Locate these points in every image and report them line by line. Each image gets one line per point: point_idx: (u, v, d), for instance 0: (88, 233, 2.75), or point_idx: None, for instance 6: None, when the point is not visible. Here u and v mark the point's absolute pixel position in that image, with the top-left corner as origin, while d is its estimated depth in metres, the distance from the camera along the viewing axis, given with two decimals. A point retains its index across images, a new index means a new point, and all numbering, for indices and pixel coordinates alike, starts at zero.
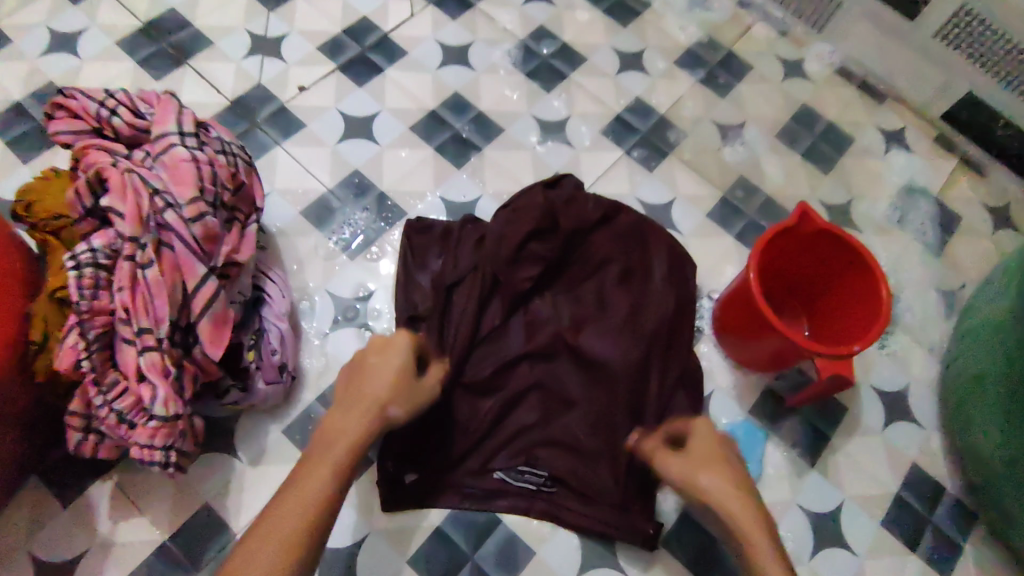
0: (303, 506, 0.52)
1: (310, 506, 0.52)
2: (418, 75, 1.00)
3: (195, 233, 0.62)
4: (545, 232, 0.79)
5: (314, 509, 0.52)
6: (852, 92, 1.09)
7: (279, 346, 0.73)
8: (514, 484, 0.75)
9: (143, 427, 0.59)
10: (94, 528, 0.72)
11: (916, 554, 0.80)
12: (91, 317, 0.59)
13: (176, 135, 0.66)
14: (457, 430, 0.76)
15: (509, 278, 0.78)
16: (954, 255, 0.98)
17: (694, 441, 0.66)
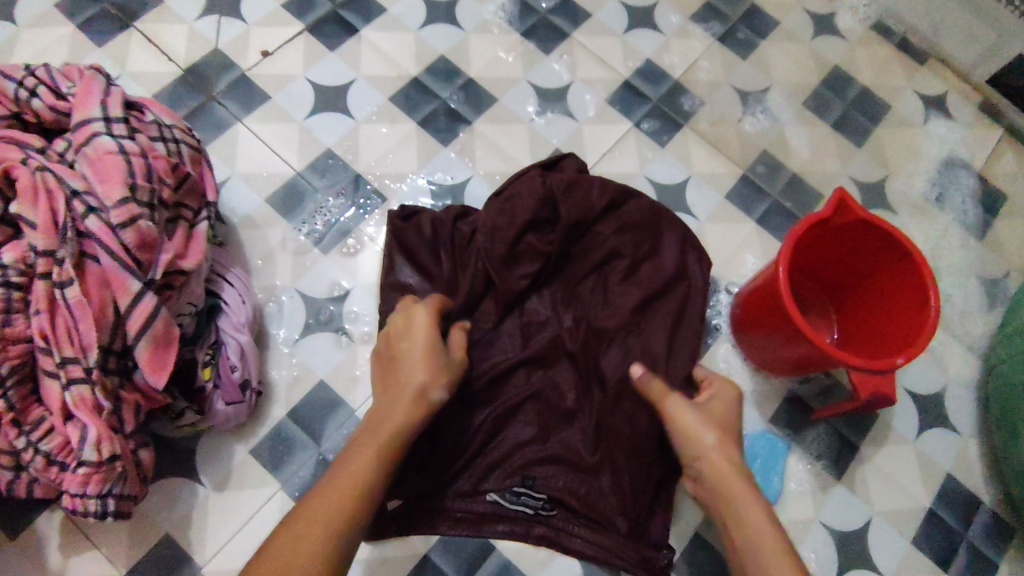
0: (346, 495, 0.48)
1: (347, 494, 0.48)
2: (398, 36, 0.88)
3: (126, 242, 0.52)
4: (543, 223, 0.69)
5: (351, 498, 0.48)
6: (890, 51, 0.96)
7: (239, 362, 0.64)
8: (510, 508, 0.65)
9: (73, 473, 0.51)
10: (42, 563, 0.64)
11: (950, 574, 0.73)
12: (4, 347, 0.50)
13: (100, 121, 0.55)
14: (446, 448, 0.66)
15: (504, 277, 0.68)
16: (999, 239, 0.87)
17: (700, 430, 0.56)
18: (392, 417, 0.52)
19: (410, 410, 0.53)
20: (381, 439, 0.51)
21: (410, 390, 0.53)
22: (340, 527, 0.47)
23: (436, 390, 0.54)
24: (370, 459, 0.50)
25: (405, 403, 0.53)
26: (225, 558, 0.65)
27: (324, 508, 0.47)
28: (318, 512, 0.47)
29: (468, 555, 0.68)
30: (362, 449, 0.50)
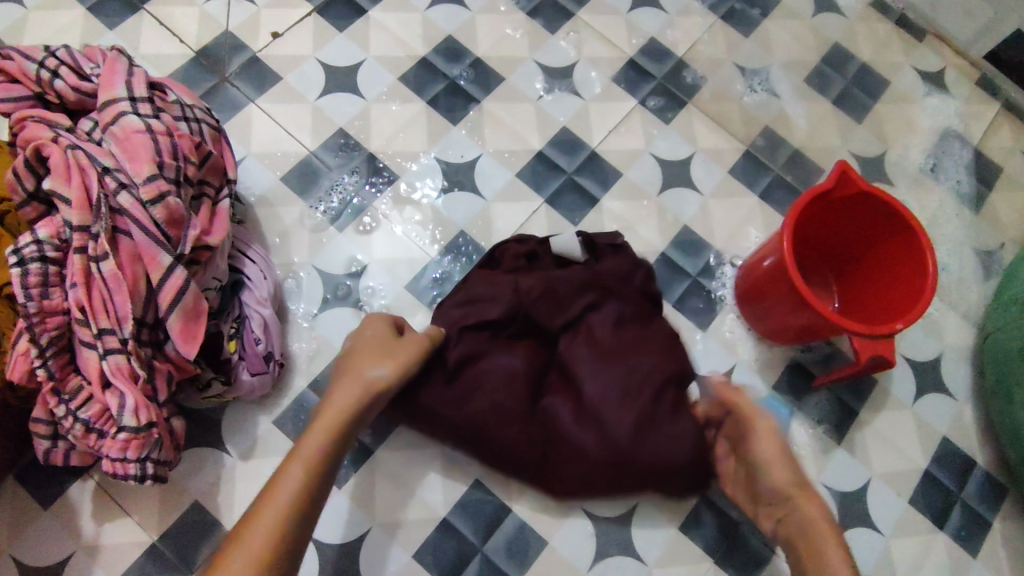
0: (296, 491, 0.46)
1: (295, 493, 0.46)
2: (405, 16, 0.89)
3: (156, 217, 0.54)
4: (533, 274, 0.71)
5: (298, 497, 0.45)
6: (889, 28, 0.98)
7: (263, 334, 0.66)
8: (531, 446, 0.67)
9: (112, 440, 0.53)
10: (77, 528, 0.66)
11: (945, 532, 0.76)
12: (42, 319, 0.51)
13: (126, 101, 0.57)
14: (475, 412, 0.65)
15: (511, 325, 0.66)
16: (995, 211, 0.90)
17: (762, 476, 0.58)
18: (336, 406, 0.51)
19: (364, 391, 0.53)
20: (324, 431, 0.50)
21: (358, 379, 0.54)
22: (288, 519, 0.44)
23: (377, 370, 0.55)
24: (311, 454, 0.48)
25: (353, 396, 0.53)
26: None
27: (271, 503, 0.45)
28: (265, 508, 0.44)
29: (485, 518, 0.70)
30: (305, 446, 0.48)
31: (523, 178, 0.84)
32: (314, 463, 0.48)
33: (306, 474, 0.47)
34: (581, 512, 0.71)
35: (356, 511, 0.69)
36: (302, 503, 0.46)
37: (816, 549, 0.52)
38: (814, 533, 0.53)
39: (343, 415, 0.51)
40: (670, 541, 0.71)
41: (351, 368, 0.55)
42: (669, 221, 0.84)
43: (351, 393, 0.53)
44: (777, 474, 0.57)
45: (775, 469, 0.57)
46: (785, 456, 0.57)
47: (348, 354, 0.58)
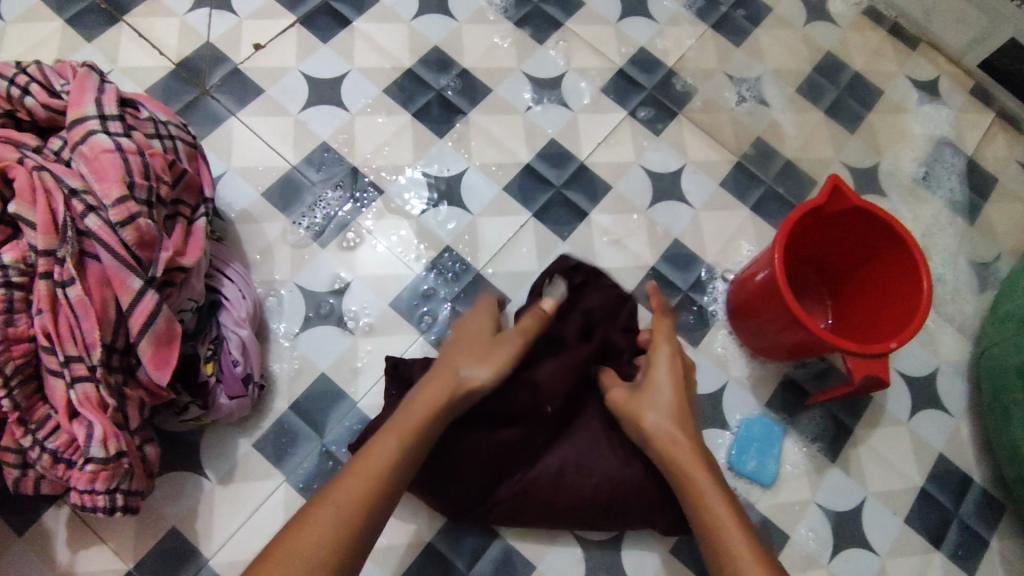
0: (372, 476, 0.50)
1: (367, 480, 0.49)
2: (390, 27, 0.88)
3: (125, 240, 0.53)
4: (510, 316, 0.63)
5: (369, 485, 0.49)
6: (882, 37, 0.96)
7: (241, 356, 0.64)
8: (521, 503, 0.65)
9: (80, 471, 0.51)
10: (52, 556, 0.64)
11: (942, 552, 0.75)
12: (7, 347, 0.50)
13: (96, 120, 0.55)
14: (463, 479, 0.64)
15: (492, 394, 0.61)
16: (990, 223, 0.88)
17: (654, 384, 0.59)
18: (418, 409, 0.53)
19: (446, 396, 0.55)
20: (408, 431, 0.52)
21: (447, 379, 0.55)
22: (357, 513, 0.48)
23: (470, 371, 0.56)
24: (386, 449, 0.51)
25: (437, 393, 0.55)
26: (232, 550, 0.66)
27: (344, 491, 0.48)
28: (339, 490, 0.49)
29: (471, 542, 0.69)
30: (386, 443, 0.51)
31: (511, 191, 0.82)
32: (397, 458, 0.51)
33: (385, 467, 0.50)
34: (570, 535, 0.70)
35: None
36: (376, 494, 0.49)
37: (694, 489, 0.53)
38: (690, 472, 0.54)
39: (422, 420, 0.53)
40: (662, 564, 0.70)
41: (445, 363, 0.57)
42: (659, 235, 0.83)
43: (433, 395, 0.54)
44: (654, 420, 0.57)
45: (648, 414, 0.57)
46: (664, 404, 0.57)
47: (460, 340, 0.59)
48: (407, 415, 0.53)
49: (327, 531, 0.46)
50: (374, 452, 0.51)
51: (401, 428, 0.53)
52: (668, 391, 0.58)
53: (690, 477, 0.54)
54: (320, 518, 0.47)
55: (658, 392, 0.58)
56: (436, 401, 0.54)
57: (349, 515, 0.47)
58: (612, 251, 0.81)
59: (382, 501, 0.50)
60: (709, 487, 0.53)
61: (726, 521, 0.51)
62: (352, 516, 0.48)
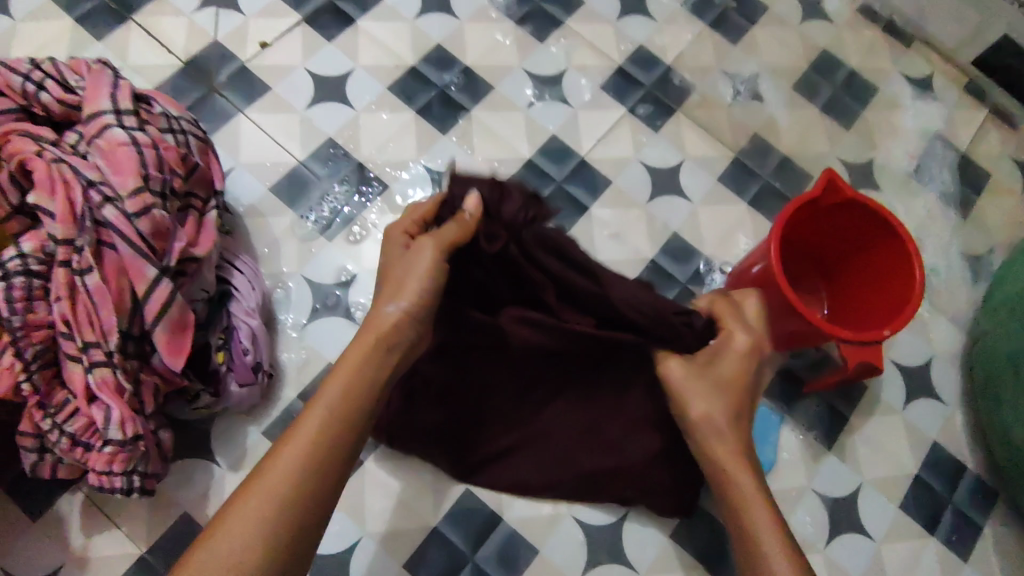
0: (309, 442, 0.46)
1: (288, 480, 0.45)
2: (394, 25, 0.89)
3: (140, 230, 0.54)
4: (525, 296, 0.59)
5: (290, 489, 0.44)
6: (877, 35, 0.98)
7: (251, 345, 0.66)
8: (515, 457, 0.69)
9: (98, 453, 0.53)
10: (66, 541, 0.66)
11: (937, 537, 0.77)
12: (27, 333, 0.51)
13: (111, 114, 0.57)
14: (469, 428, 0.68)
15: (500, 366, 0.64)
16: (982, 216, 0.90)
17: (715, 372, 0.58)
18: (345, 372, 0.50)
19: (377, 342, 0.52)
20: (336, 395, 0.49)
21: (376, 327, 0.52)
22: (291, 497, 0.44)
23: (393, 307, 0.53)
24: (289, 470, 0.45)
25: (361, 346, 0.51)
26: None
27: (274, 478, 0.45)
28: (278, 462, 0.45)
29: (475, 527, 0.70)
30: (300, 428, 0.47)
31: None
32: (328, 420, 0.48)
33: (320, 431, 0.47)
34: (572, 520, 0.71)
35: (346, 521, 0.69)
36: (321, 457, 0.46)
37: (743, 498, 0.53)
38: (730, 474, 0.55)
39: (344, 386, 0.49)
40: (661, 548, 0.71)
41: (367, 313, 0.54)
42: (658, 228, 0.84)
43: (362, 346, 0.51)
44: (710, 409, 0.57)
45: (699, 403, 0.57)
46: (720, 387, 0.57)
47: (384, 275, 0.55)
48: (330, 385, 0.49)
49: (274, 497, 0.44)
50: (300, 425, 0.47)
51: (331, 395, 0.49)
52: (723, 383, 0.58)
53: (731, 478, 0.54)
54: (263, 488, 0.44)
55: (711, 392, 0.57)
56: (370, 350, 0.51)
57: (293, 480, 0.45)
58: (612, 244, 0.83)
59: (325, 464, 0.46)
60: (749, 490, 0.53)
61: (756, 506, 0.52)
62: (297, 485, 0.45)
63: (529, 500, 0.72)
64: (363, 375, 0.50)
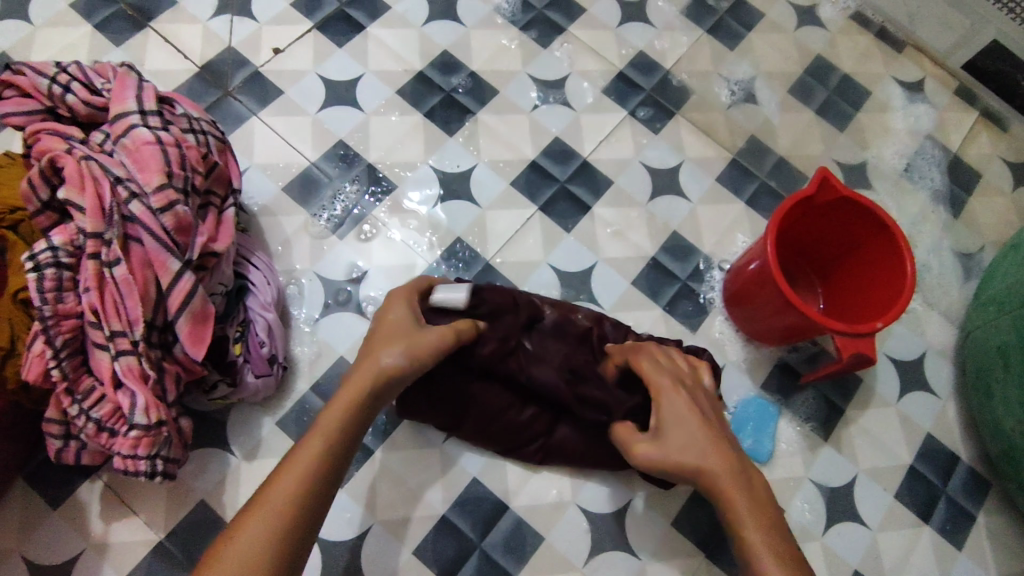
0: (298, 480, 0.48)
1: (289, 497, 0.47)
2: (402, 32, 0.92)
3: (165, 224, 0.57)
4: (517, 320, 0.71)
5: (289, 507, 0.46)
6: (870, 41, 1.01)
7: (267, 337, 0.68)
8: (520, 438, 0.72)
9: (124, 437, 0.55)
10: (86, 529, 0.68)
11: (931, 526, 0.79)
12: (57, 322, 0.54)
13: (137, 114, 0.60)
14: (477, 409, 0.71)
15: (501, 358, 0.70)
16: (973, 215, 0.93)
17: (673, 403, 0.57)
18: (325, 426, 0.51)
19: (377, 381, 0.53)
20: (320, 436, 0.50)
21: (370, 369, 0.54)
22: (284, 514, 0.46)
23: (391, 357, 0.55)
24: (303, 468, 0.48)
25: (353, 388, 0.53)
26: None
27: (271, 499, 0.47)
28: (273, 490, 0.47)
29: (483, 515, 0.72)
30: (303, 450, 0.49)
31: (518, 187, 0.86)
32: (317, 461, 0.49)
33: (311, 463, 0.49)
34: (576, 508, 0.74)
35: (358, 509, 0.71)
36: (306, 496, 0.47)
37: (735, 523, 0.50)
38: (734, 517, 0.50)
39: (336, 424, 0.51)
40: (663, 536, 0.74)
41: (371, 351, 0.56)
42: (659, 227, 0.87)
43: (363, 380, 0.53)
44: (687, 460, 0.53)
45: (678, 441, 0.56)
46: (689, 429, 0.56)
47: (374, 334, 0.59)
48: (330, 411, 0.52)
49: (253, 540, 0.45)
50: (298, 451, 0.49)
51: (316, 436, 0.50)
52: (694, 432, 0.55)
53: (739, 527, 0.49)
54: (247, 529, 0.45)
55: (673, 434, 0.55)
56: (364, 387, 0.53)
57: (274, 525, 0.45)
58: (614, 243, 0.85)
59: (312, 504, 0.48)
60: (758, 537, 0.48)
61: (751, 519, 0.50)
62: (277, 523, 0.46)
63: (535, 488, 0.74)
64: (348, 418, 0.51)
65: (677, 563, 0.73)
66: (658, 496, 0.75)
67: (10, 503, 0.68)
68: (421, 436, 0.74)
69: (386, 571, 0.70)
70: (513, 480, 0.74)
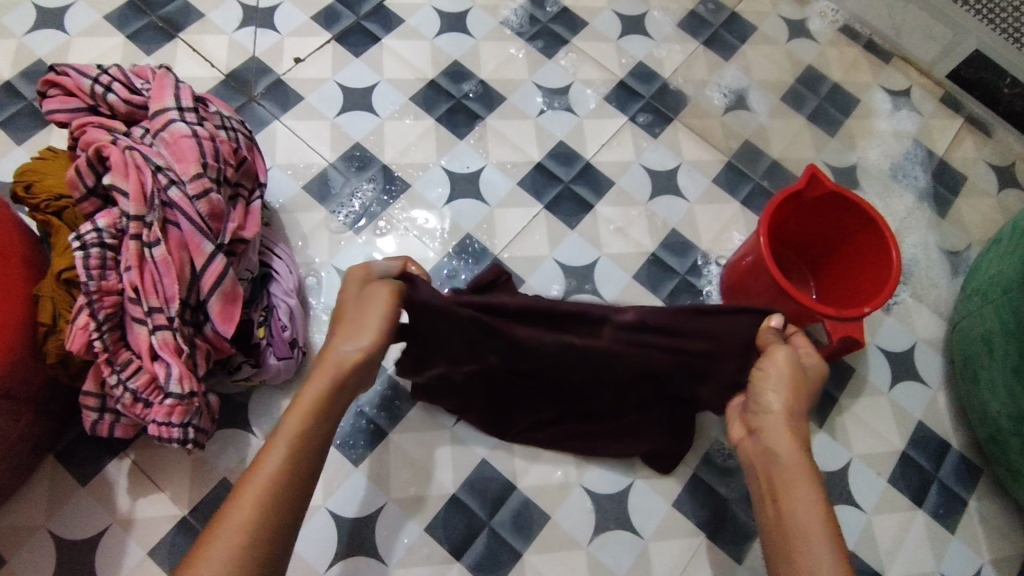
0: (260, 499, 0.47)
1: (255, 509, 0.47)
2: (415, 43, 0.98)
3: (200, 210, 0.62)
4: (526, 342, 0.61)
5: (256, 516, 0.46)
6: (858, 52, 1.07)
7: (289, 322, 0.72)
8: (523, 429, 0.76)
9: (159, 406, 0.60)
10: (112, 505, 0.71)
11: (924, 510, 0.81)
12: (100, 297, 0.58)
13: (175, 110, 0.65)
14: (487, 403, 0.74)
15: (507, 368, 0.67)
16: (960, 215, 0.97)
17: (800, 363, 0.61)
18: (279, 445, 0.50)
19: (332, 385, 0.53)
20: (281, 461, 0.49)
21: (325, 378, 0.53)
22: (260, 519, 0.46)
23: (351, 346, 0.55)
24: (264, 480, 0.48)
25: (307, 407, 0.52)
26: None
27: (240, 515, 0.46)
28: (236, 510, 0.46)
29: (492, 495, 0.76)
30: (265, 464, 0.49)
31: (524, 187, 0.91)
32: (282, 475, 0.49)
33: (276, 479, 0.48)
34: (580, 489, 0.77)
35: (372, 487, 0.74)
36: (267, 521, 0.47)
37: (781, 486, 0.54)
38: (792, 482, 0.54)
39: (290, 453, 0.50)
40: (665, 516, 0.76)
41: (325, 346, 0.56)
42: (658, 225, 0.91)
43: (319, 389, 0.53)
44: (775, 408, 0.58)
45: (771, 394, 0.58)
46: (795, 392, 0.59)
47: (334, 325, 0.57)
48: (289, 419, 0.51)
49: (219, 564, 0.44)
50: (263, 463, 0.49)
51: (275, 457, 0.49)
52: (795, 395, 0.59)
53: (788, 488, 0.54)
54: (218, 546, 0.45)
55: (775, 387, 0.58)
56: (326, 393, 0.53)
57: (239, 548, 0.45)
58: (616, 239, 0.90)
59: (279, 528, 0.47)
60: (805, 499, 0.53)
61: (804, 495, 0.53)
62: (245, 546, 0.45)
63: (541, 470, 0.77)
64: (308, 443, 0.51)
65: (678, 542, 0.76)
66: (660, 478, 0.78)
67: (40, 479, 0.72)
68: (432, 419, 0.78)
69: (400, 546, 0.73)
70: (520, 461, 0.77)
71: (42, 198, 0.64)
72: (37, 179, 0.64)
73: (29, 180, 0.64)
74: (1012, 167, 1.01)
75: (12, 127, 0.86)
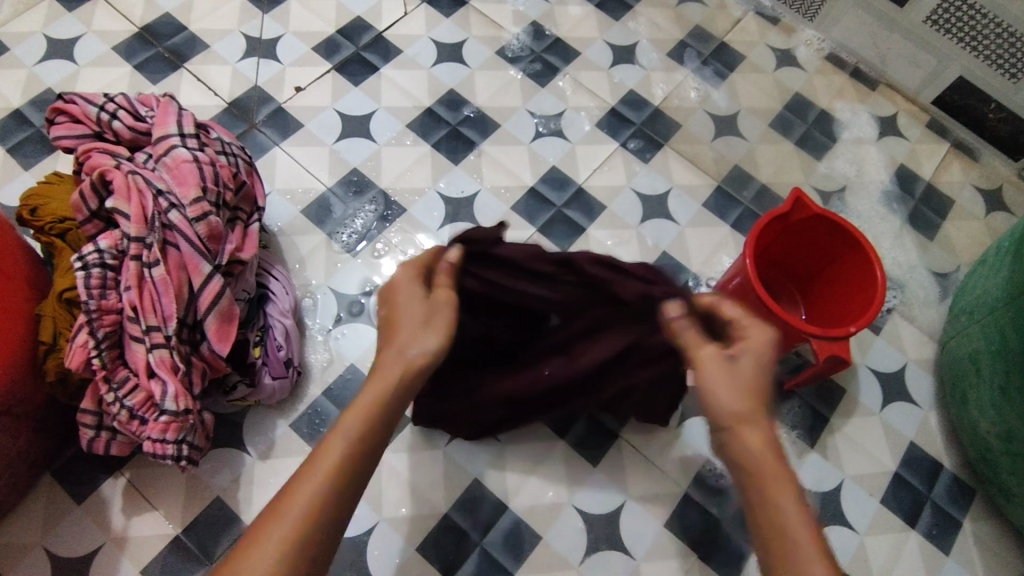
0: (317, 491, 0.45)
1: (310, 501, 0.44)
2: (412, 72, 1.01)
3: (199, 232, 0.64)
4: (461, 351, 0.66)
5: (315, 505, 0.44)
6: (844, 80, 1.10)
7: (284, 342, 0.74)
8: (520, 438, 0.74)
9: (154, 422, 0.62)
10: (107, 523, 0.72)
11: (917, 532, 0.81)
12: (99, 316, 0.61)
13: (177, 136, 0.68)
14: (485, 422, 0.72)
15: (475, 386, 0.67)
16: (948, 237, 0.99)
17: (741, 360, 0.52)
18: (373, 393, 0.49)
19: (402, 377, 0.50)
20: (338, 457, 0.46)
21: (396, 361, 0.51)
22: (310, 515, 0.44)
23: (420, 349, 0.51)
24: (323, 472, 0.45)
25: (380, 386, 0.49)
26: None
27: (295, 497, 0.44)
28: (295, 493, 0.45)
29: (484, 516, 0.76)
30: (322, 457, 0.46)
31: (518, 210, 0.93)
32: (337, 471, 0.46)
33: (329, 477, 0.45)
34: (572, 509, 0.77)
35: (365, 507, 0.75)
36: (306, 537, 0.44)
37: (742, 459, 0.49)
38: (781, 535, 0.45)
39: (339, 465, 0.46)
40: (657, 538, 0.76)
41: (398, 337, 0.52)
42: (649, 248, 0.93)
43: (388, 380, 0.50)
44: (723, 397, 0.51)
45: (721, 395, 0.50)
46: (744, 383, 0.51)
47: (389, 320, 0.54)
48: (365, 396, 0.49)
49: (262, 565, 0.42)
50: (320, 456, 0.46)
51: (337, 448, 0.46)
52: (757, 369, 0.52)
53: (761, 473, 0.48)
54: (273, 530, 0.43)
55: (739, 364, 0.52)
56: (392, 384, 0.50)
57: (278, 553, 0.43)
58: None
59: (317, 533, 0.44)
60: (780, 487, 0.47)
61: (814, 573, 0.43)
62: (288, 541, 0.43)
63: (533, 490, 0.77)
64: (372, 438, 0.48)
65: (670, 562, 0.75)
66: (651, 497, 0.78)
67: (36, 498, 0.72)
68: (424, 440, 0.79)
69: (391, 566, 0.73)
70: (512, 480, 0.78)
71: (47, 220, 0.66)
72: (42, 202, 0.67)
73: (35, 203, 0.67)
74: (1000, 191, 1.03)
75: (21, 153, 0.89)
